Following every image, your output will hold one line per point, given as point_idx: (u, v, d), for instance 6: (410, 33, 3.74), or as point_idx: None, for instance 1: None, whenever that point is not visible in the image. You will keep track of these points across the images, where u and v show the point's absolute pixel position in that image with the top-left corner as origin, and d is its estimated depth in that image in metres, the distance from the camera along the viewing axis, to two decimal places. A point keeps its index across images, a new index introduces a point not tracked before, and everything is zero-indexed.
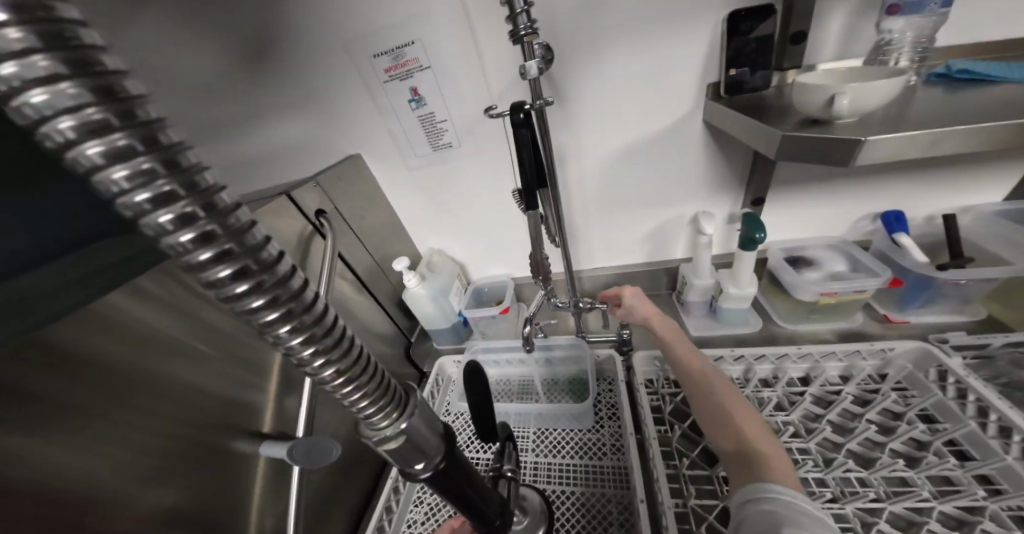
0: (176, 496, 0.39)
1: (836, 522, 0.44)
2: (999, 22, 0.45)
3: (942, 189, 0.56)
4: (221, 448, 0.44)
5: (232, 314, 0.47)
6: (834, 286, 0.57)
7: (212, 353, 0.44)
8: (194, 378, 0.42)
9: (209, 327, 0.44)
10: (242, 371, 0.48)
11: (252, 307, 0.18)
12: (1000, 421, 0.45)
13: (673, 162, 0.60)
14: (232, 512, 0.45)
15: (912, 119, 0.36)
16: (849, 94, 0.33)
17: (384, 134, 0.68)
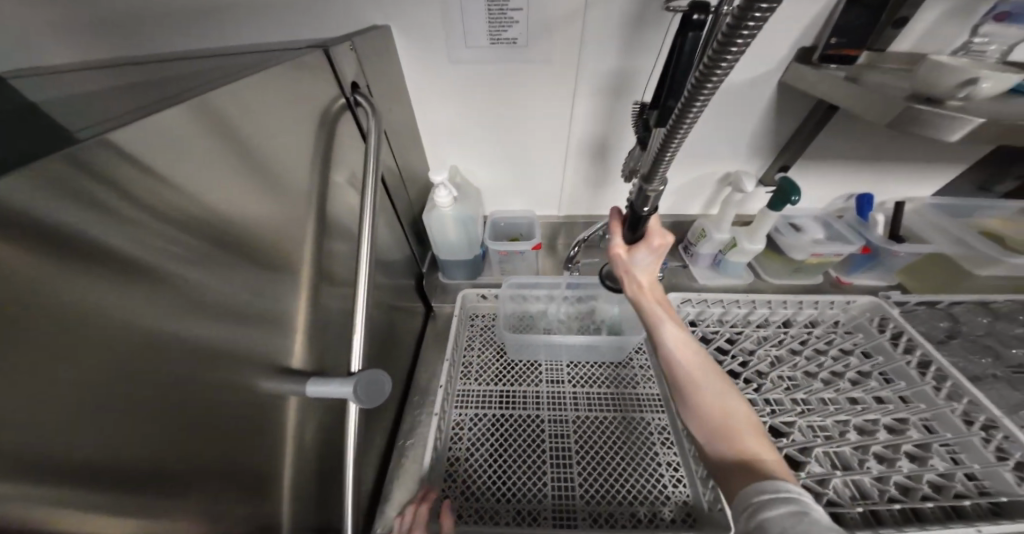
0: (188, 486, 0.27)
1: (821, 431, 0.56)
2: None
3: (899, 181, 0.73)
4: (250, 392, 0.32)
5: (241, 222, 0.32)
6: (823, 249, 0.69)
7: (220, 277, 0.30)
8: (192, 317, 0.27)
9: (229, 229, 0.31)
10: (269, 290, 0.35)
11: (746, 20, 0.25)
12: (923, 354, 0.60)
13: (734, 119, 0.64)
14: (270, 464, 0.35)
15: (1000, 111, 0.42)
16: (989, 81, 0.40)
17: (437, 12, 0.56)
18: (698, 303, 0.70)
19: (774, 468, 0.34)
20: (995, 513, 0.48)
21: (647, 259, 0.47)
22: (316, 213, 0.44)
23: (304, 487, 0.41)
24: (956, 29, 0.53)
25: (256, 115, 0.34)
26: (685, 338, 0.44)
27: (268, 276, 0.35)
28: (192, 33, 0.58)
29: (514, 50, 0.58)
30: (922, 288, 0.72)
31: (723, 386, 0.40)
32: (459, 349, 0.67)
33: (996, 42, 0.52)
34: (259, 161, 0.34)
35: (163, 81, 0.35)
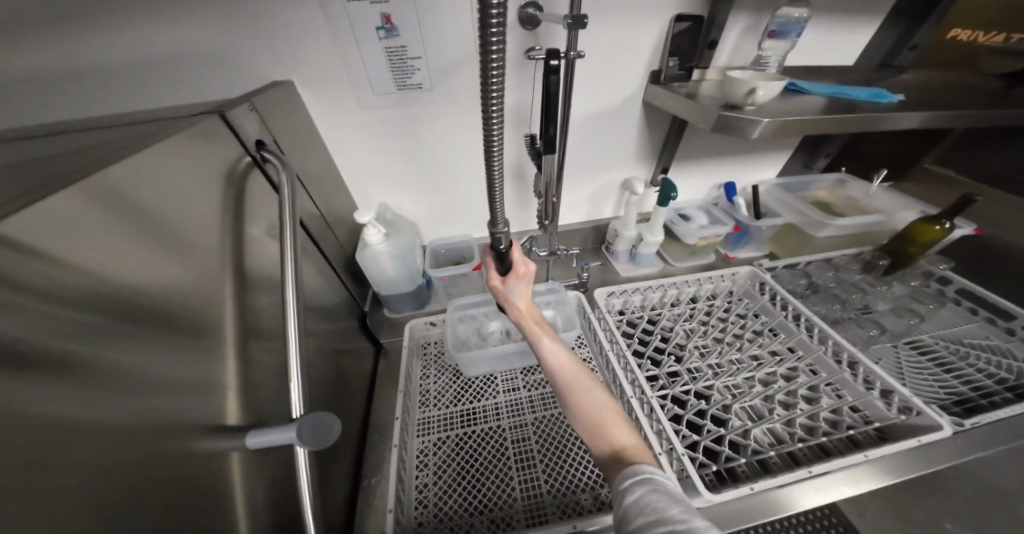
0: None
1: (735, 388, 0.66)
2: (804, 57, 0.74)
3: (751, 170, 0.92)
4: (182, 458, 0.32)
5: (151, 293, 0.32)
6: (707, 232, 0.83)
7: (132, 351, 0.29)
8: (102, 395, 0.27)
9: (140, 301, 0.31)
10: (192, 353, 0.35)
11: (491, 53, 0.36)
12: (795, 309, 0.74)
13: (616, 135, 0.77)
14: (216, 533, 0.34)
15: (778, 112, 0.58)
16: (762, 89, 0.54)
17: (339, 65, 0.60)
18: (621, 295, 0.80)
19: (635, 452, 0.40)
20: (874, 436, 0.59)
21: (519, 288, 0.56)
22: (238, 269, 0.44)
23: None
24: (749, 48, 0.70)
25: (148, 184, 0.34)
26: (562, 350, 0.51)
27: (188, 340, 0.35)
28: (65, 106, 0.55)
29: (419, 92, 0.64)
30: (782, 251, 0.90)
31: (598, 386, 0.47)
32: (413, 381, 0.68)
33: (774, 54, 0.68)
34: (159, 227, 0.34)
35: (48, 158, 0.34)
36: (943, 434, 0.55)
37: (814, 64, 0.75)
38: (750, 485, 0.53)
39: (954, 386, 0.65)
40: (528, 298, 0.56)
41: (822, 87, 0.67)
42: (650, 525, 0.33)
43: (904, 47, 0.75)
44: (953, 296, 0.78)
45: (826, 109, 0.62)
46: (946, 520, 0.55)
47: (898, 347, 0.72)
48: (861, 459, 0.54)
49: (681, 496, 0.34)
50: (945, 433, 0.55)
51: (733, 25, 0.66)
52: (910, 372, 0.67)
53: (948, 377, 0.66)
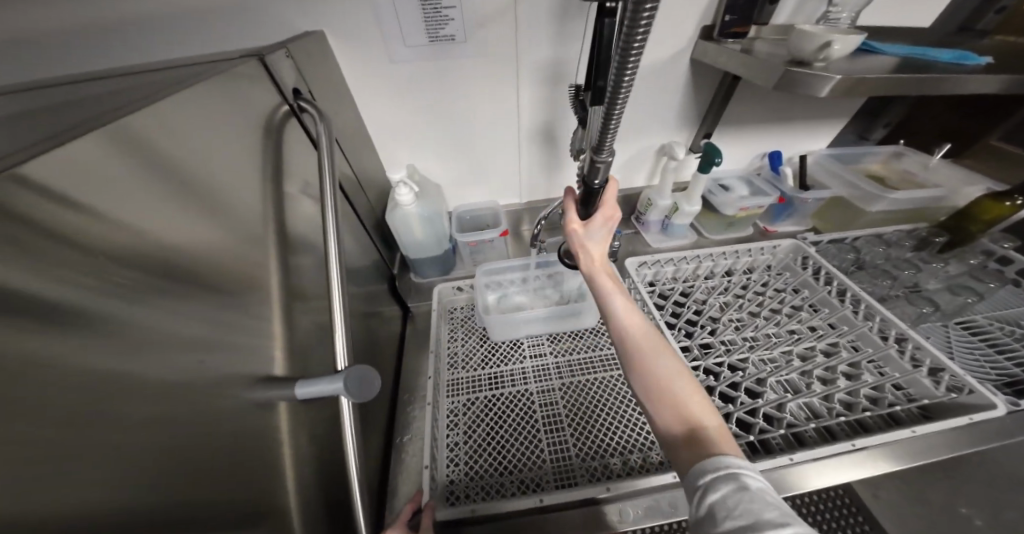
0: (179, 500, 0.26)
1: (771, 362, 0.64)
2: (877, 9, 0.66)
3: (799, 138, 0.85)
4: (234, 405, 0.32)
5: (196, 241, 0.32)
6: (748, 202, 0.79)
7: (184, 297, 0.29)
8: (158, 344, 0.26)
9: (181, 250, 0.30)
10: (235, 304, 0.35)
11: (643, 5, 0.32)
12: (840, 284, 0.70)
13: (658, 97, 0.72)
14: (269, 476, 0.35)
15: (851, 71, 0.52)
16: (838, 43, 0.48)
17: (367, 15, 0.56)
18: (653, 265, 0.77)
19: (714, 437, 0.38)
20: (918, 414, 0.57)
21: (600, 234, 0.54)
22: (276, 223, 0.43)
23: (308, 499, 0.40)
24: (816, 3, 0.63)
25: (189, 130, 0.33)
26: (636, 312, 0.49)
27: (232, 291, 0.35)
28: (90, 55, 0.53)
29: (451, 46, 0.61)
30: (827, 227, 0.85)
31: (675, 359, 0.44)
32: (442, 345, 0.69)
33: (846, 10, 0.61)
34: (200, 176, 0.33)
35: (88, 101, 0.33)
36: (997, 414, 0.53)
37: (886, 20, 0.67)
38: (787, 457, 0.52)
39: (1008, 366, 0.61)
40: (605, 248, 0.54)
41: (896, 47, 0.60)
42: (742, 529, 0.31)
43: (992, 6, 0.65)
44: (1013, 276, 0.71)
45: (902, 69, 0.56)
46: (961, 505, 0.54)
47: (948, 327, 0.68)
48: (904, 434, 0.53)
49: (777, 497, 0.33)
50: (997, 412, 0.53)
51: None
52: (959, 350, 0.64)
53: (1002, 357, 0.62)
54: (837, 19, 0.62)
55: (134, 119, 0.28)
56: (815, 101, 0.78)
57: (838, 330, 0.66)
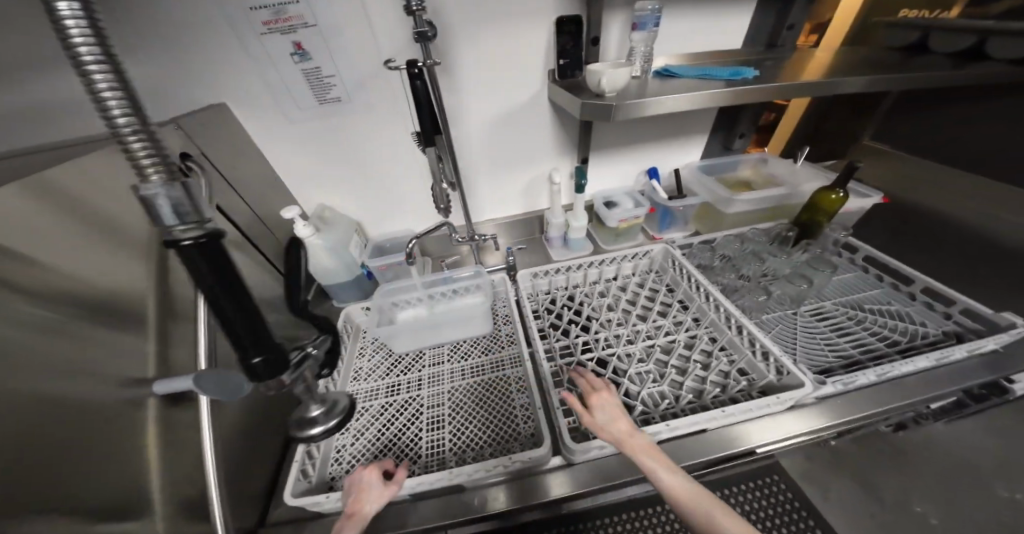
0: (19, 470, 0.33)
1: (636, 354, 0.72)
2: (685, 44, 0.83)
3: (671, 155, 0.99)
4: (96, 400, 0.40)
5: (72, 273, 0.41)
6: (626, 215, 0.90)
7: (50, 312, 0.38)
8: (15, 346, 0.35)
9: (56, 274, 0.40)
10: (114, 317, 0.44)
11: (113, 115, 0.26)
12: (698, 281, 0.79)
13: (530, 131, 0.85)
14: (127, 467, 0.41)
15: (645, 96, 0.69)
16: (606, 77, 0.65)
17: (260, 87, 0.70)
18: (546, 276, 0.86)
19: None
20: (753, 395, 0.63)
21: (606, 413, 0.53)
22: (164, 257, 0.53)
23: (176, 494, 0.46)
24: (624, 44, 0.78)
25: (74, 188, 0.44)
26: (674, 469, 0.48)
27: (107, 308, 0.44)
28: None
29: (338, 105, 0.74)
30: (703, 228, 0.97)
31: (722, 516, 0.44)
32: (349, 359, 0.77)
33: (643, 44, 0.72)
34: (81, 222, 0.44)
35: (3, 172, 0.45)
36: (805, 392, 0.58)
37: (699, 49, 0.84)
38: (608, 438, 0.57)
39: (842, 348, 0.69)
40: (621, 417, 0.53)
41: (694, 71, 0.76)
42: None
43: (783, 27, 0.83)
44: (861, 263, 0.85)
45: (693, 87, 0.72)
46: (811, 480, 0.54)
47: (797, 314, 0.76)
48: (714, 416, 0.57)
49: None
50: (803, 390, 0.58)
51: (613, 22, 0.74)
52: (802, 338, 0.71)
53: (838, 340, 0.70)
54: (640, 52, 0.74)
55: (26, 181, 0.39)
56: (669, 123, 0.91)
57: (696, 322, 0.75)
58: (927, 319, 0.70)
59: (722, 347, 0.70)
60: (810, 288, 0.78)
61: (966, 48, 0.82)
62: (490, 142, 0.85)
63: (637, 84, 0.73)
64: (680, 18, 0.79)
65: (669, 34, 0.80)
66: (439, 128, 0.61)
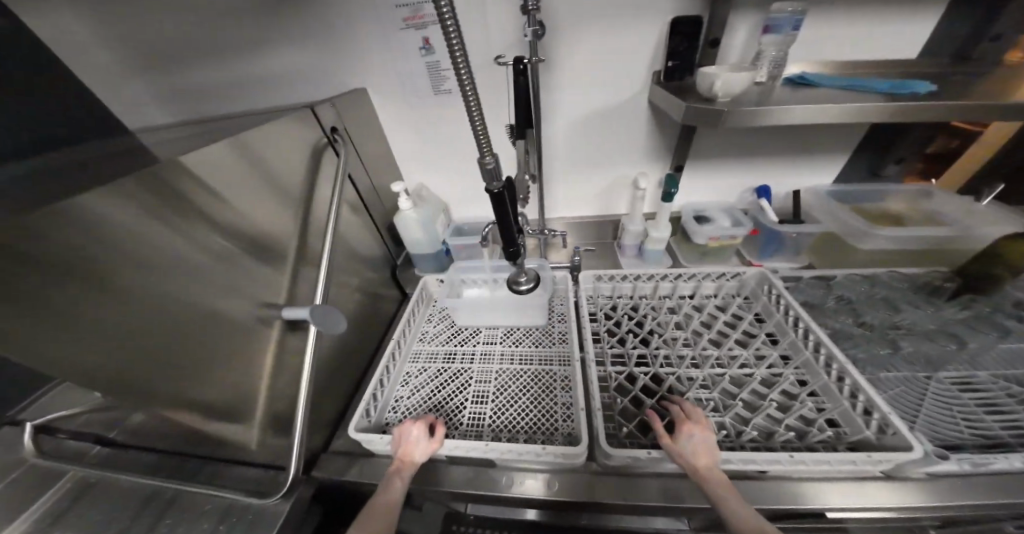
0: (192, 352, 0.45)
1: (698, 380, 0.66)
2: (834, 48, 0.71)
3: (789, 174, 0.86)
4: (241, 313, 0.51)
5: (249, 212, 0.54)
6: (718, 233, 0.83)
7: (230, 238, 0.51)
8: (205, 260, 0.47)
9: (244, 207, 0.53)
10: (265, 249, 0.57)
11: None
12: (797, 316, 0.68)
13: (625, 132, 0.84)
14: (247, 368, 0.52)
15: (770, 102, 0.61)
16: (721, 81, 0.59)
17: (393, 76, 0.82)
18: (610, 281, 0.84)
19: None
20: (839, 448, 0.54)
21: (692, 444, 0.50)
22: (303, 209, 0.66)
23: (274, 400, 0.56)
24: (749, 49, 0.71)
25: (263, 146, 0.57)
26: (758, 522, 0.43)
27: (260, 241, 0.56)
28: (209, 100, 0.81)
29: (449, 95, 0.83)
30: (821, 263, 0.81)
31: None
32: (418, 322, 0.85)
33: (774, 48, 0.66)
34: (261, 173, 0.57)
35: (214, 131, 0.60)
36: (909, 456, 0.48)
37: (852, 55, 0.71)
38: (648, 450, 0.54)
39: (986, 428, 0.54)
40: (708, 452, 0.49)
41: (836, 80, 0.65)
42: None
43: (981, 37, 0.66)
44: None
45: (832, 98, 0.61)
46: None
47: (932, 379, 0.59)
48: (781, 459, 0.50)
49: None
50: (911, 455, 0.48)
51: (740, 23, 0.68)
52: (932, 402, 0.57)
53: (983, 416, 0.55)
54: (768, 58, 0.67)
55: (244, 141, 0.54)
56: (793, 138, 0.80)
57: (782, 360, 0.65)
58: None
59: (812, 392, 0.60)
60: (957, 351, 0.61)
61: None
62: (580, 139, 0.86)
63: (758, 94, 0.64)
64: (830, 15, 0.67)
65: (813, 35, 0.70)
66: (532, 123, 0.65)
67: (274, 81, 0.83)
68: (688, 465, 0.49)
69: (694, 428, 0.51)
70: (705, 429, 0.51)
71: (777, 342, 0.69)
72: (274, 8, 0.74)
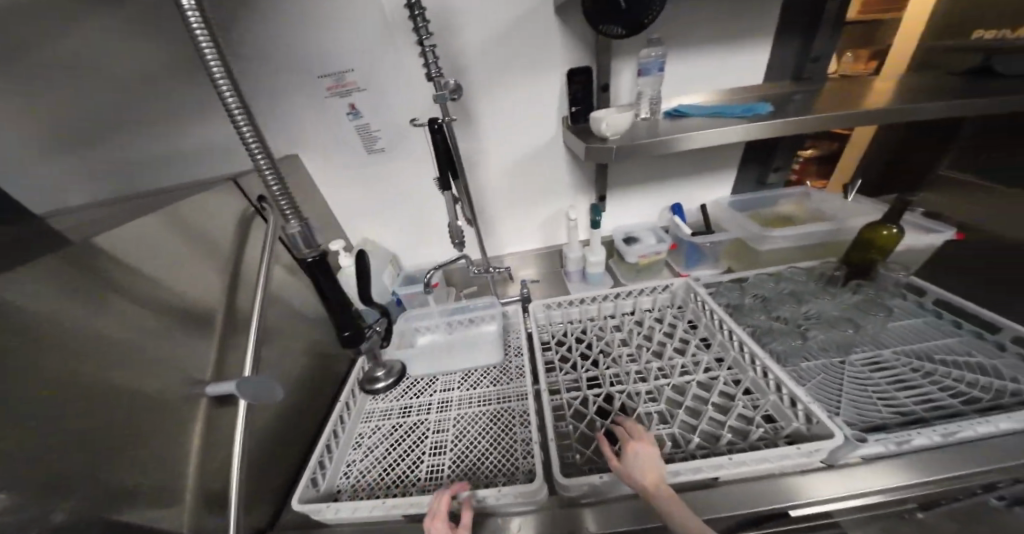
0: (97, 440, 0.41)
1: (647, 394, 0.69)
2: (703, 84, 0.84)
3: (696, 191, 0.97)
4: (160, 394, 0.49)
5: (168, 287, 0.53)
6: (644, 250, 0.90)
7: (147, 316, 0.49)
8: (117, 340, 0.45)
9: (167, 280, 0.53)
10: (190, 324, 0.55)
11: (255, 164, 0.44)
12: (722, 320, 0.74)
13: (548, 169, 0.92)
14: (170, 454, 0.49)
15: (663, 136, 0.70)
16: (606, 124, 0.68)
17: (324, 141, 0.85)
18: (560, 307, 0.88)
19: None
20: (778, 443, 0.57)
21: (639, 461, 0.52)
22: (233, 277, 0.65)
23: (204, 487, 0.52)
24: (627, 90, 0.83)
25: (182, 221, 0.58)
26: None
27: (184, 314, 0.55)
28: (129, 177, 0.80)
29: (382, 154, 0.88)
30: (736, 266, 0.92)
31: None
32: (372, 379, 0.83)
33: (649, 87, 0.77)
34: (182, 245, 0.57)
35: (131, 210, 0.60)
36: (833, 444, 0.52)
37: (714, 88, 0.85)
38: (600, 475, 0.55)
39: (898, 400, 0.60)
40: (654, 469, 0.51)
41: (704, 109, 0.77)
42: None
43: (806, 58, 0.82)
44: (932, 307, 0.74)
45: (701, 126, 0.72)
46: None
47: (845, 363, 0.67)
48: (722, 463, 0.52)
49: None
50: (835, 442, 0.52)
51: (622, 68, 0.80)
52: (850, 386, 0.63)
53: (897, 393, 0.61)
54: (646, 96, 0.79)
55: (169, 213, 0.56)
56: (689, 160, 0.92)
57: (717, 362, 0.71)
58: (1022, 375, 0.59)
59: (747, 393, 0.64)
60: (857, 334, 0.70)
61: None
62: (510, 180, 0.93)
63: (650, 129, 0.74)
64: (694, 59, 0.81)
65: (685, 76, 0.83)
66: (457, 174, 0.70)
67: (201, 152, 0.84)
68: (638, 483, 0.50)
69: (640, 446, 0.54)
70: (651, 447, 0.53)
71: (711, 345, 0.74)
72: (196, 85, 0.77)
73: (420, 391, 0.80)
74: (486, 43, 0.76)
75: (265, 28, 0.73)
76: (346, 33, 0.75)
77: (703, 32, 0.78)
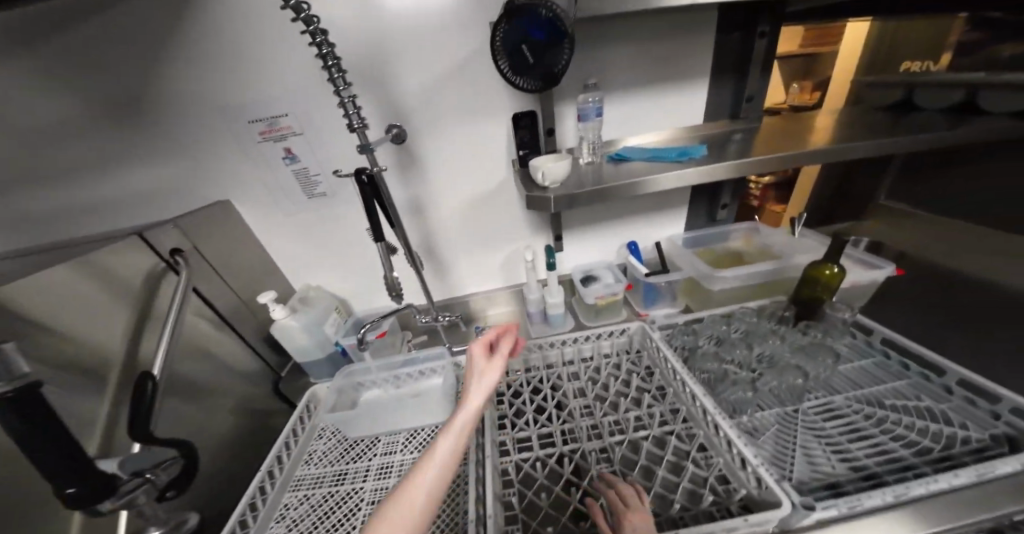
0: None
1: (600, 453, 0.65)
2: (648, 127, 0.85)
3: (652, 229, 0.97)
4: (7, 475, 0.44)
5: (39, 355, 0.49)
6: (601, 291, 0.87)
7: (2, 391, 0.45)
8: None
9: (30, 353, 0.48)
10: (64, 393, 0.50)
11: None
12: (674, 369, 0.71)
13: (501, 210, 0.89)
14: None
15: (606, 182, 0.69)
16: (544, 172, 0.67)
17: (260, 187, 0.81)
18: (520, 353, 0.83)
19: None
20: (733, 511, 0.53)
21: None
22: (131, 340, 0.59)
23: None
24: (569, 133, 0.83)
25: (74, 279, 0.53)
26: None
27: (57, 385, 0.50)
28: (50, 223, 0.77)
29: (324, 198, 0.84)
30: (693, 306, 0.91)
31: None
32: (308, 440, 0.76)
33: (592, 132, 0.76)
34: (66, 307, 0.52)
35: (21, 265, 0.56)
36: (780, 513, 0.49)
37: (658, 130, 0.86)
38: None
39: (851, 453, 0.58)
40: None
41: (643, 152, 0.77)
42: None
43: (741, 97, 0.83)
44: (881, 347, 0.74)
45: (641, 170, 0.71)
46: None
47: (798, 412, 0.67)
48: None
49: None
50: (783, 512, 0.49)
51: (566, 112, 0.80)
52: (805, 438, 0.62)
53: (849, 444, 0.59)
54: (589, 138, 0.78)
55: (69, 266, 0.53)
56: (641, 199, 0.91)
57: (673, 415, 0.68)
58: (969, 421, 0.58)
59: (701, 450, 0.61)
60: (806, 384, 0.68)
61: (956, 103, 0.81)
62: (463, 223, 0.90)
63: (594, 175, 0.73)
64: (637, 102, 0.82)
65: (630, 119, 0.84)
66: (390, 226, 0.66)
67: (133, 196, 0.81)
68: None
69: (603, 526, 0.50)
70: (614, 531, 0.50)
71: (667, 396, 0.72)
72: (122, 129, 0.75)
73: (363, 454, 0.74)
74: (426, 87, 0.74)
75: (187, 73, 0.70)
76: (276, 78, 0.72)
77: (643, 76, 0.79)
